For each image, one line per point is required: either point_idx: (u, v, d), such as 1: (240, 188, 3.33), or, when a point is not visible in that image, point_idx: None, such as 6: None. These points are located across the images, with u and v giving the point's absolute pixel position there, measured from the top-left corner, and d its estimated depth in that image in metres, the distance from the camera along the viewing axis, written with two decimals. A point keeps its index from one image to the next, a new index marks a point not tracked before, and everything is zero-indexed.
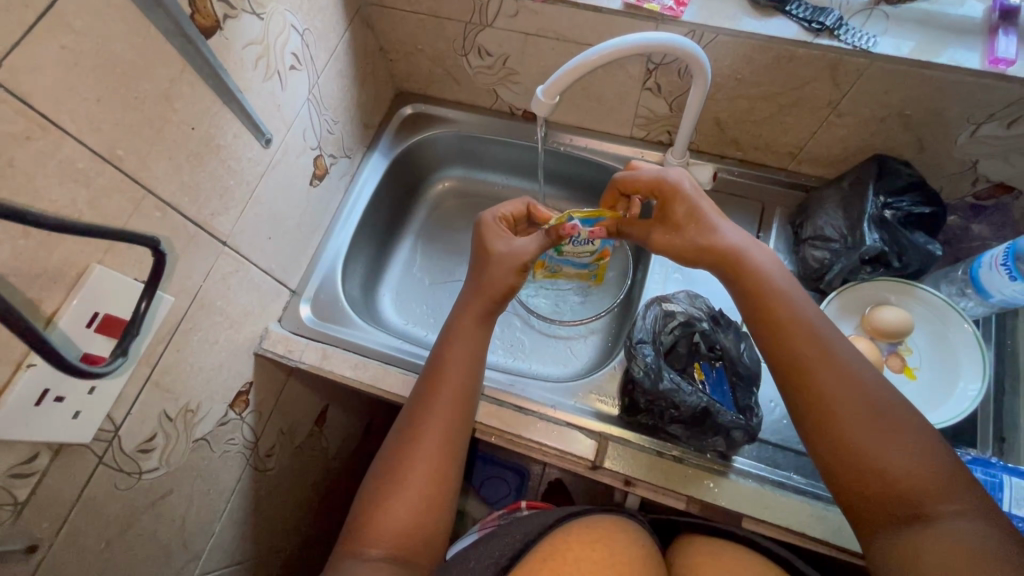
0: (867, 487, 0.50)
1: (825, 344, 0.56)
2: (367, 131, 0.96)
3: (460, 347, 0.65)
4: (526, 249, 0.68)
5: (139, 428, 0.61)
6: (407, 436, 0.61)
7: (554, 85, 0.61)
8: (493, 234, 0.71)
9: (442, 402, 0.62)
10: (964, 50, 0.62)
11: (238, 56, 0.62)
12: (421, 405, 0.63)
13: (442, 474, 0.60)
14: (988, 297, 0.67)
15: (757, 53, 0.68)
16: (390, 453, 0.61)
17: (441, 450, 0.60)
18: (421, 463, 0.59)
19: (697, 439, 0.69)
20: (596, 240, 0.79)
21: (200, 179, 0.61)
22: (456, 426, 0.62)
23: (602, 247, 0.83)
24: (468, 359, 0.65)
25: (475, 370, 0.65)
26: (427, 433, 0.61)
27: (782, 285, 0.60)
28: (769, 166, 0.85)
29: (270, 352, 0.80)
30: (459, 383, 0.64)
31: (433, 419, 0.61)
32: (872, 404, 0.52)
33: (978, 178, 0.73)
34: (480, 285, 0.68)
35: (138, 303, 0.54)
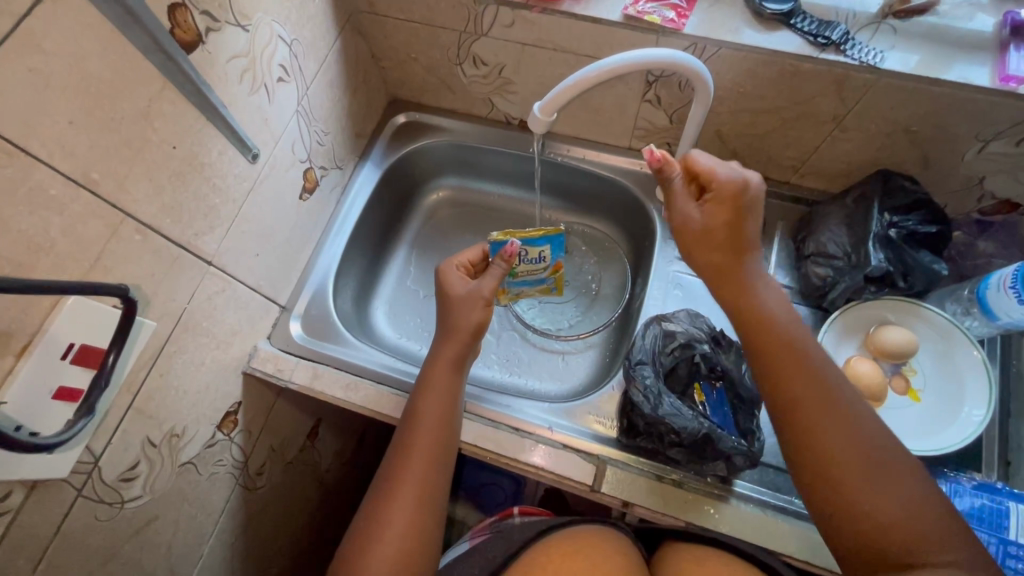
0: (870, 541, 0.47)
1: (827, 392, 0.53)
2: (359, 140, 0.93)
3: (438, 386, 0.64)
4: (486, 286, 0.68)
5: (120, 457, 0.59)
6: (388, 478, 0.60)
7: (551, 102, 0.59)
8: (449, 279, 0.69)
9: (416, 453, 0.61)
10: (973, 66, 0.60)
11: (222, 70, 0.59)
12: (397, 458, 0.61)
13: (424, 516, 0.58)
14: (994, 319, 0.66)
15: (761, 67, 0.66)
16: (373, 497, 0.60)
17: (423, 492, 0.59)
18: (403, 506, 0.57)
19: (697, 464, 0.67)
20: (547, 255, 0.76)
21: (183, 199, 0.58)
22: (436, 467, 0.61)
23: (556, 262, 0.79)
24: (443, 409, 0.63)
25: (451, 418, 0.64)
26: (408, 475, 0.59)
27: (789, 337, 0.56)
28: (771, 179, 0.84)
29: (258, 371, 0.77)
30: (438, 423, 0.63)
31: (408, 471, 0.60)
32: (874, 472, 0.49)
33: (984, 195, 0.72)
34: (448, 328, 0.67)
35: (105, 358, 0.51)
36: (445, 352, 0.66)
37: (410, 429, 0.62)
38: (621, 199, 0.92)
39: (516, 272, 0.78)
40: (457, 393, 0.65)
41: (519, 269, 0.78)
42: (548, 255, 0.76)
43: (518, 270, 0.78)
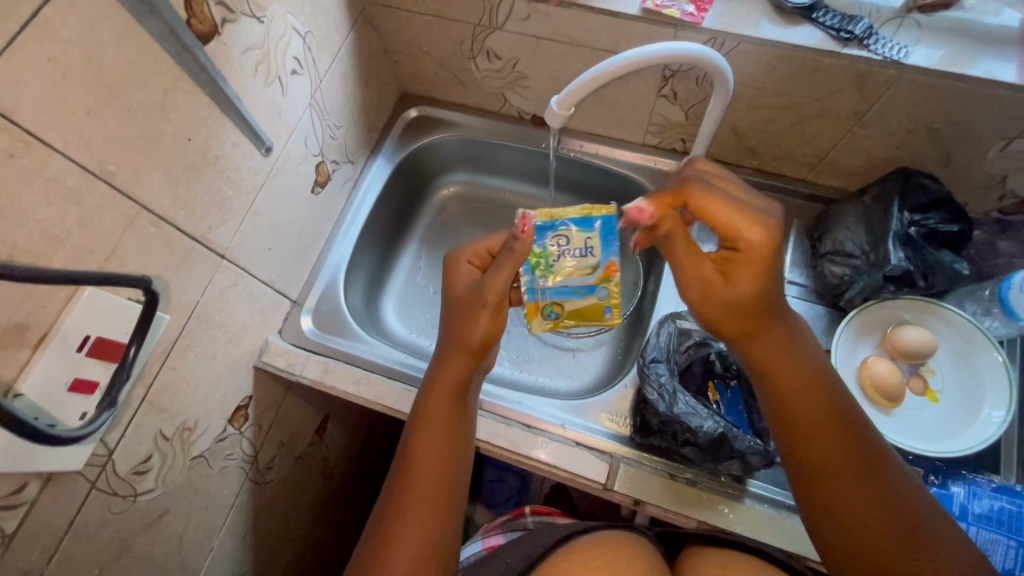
0: None
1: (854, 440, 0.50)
2: (370, 134, 0.93)
3: (439, 416, 0.58)
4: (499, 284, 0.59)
5: (133, 451, 0.59)
6: (385, 530, 0.53)
7: (569, 96, 0.58)
8: (457, 279, 0.64)
9: (416, 499, 0.54)
10: (1000, 62, 0.59)
11: (237, 62, 0.59)
12: (394, 507, 0.54)
13: (428, 575, 0.51)
14: (1017, 320, 0.64)
15: (781, 62, 0.65)
16: (365, 552, 0.52)
17: (426, 545, 0.52)
18: (403, 564, 0.50)
19: (710, 464, 0.66)
20: (596, 246, 0.62)
21: (197, 192, 0.58)
22: (441, 513, 0.54)
23: (608, 262, 0.64)
24: (443, 445, 0.57)
25: (453, 455, 0.57)
26: (408, 526, 0.52)
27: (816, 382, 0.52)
28: (787, 177, 0.83)
29: (270, 366, 0.77)
30: (441, 461, 0.56)
31: (408, 524, 0.52)
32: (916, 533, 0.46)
33: (1006, 194, 0.71)
34: (453, 337, 0.60)
35: (127, 350, 0.52)
36: (448, 377, 0.59)
37: (408, 469, 0.56)
38: (635, 196, 0.91)
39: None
40: (458, 424, 0.59)
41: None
42: (597, 246, 0.62)
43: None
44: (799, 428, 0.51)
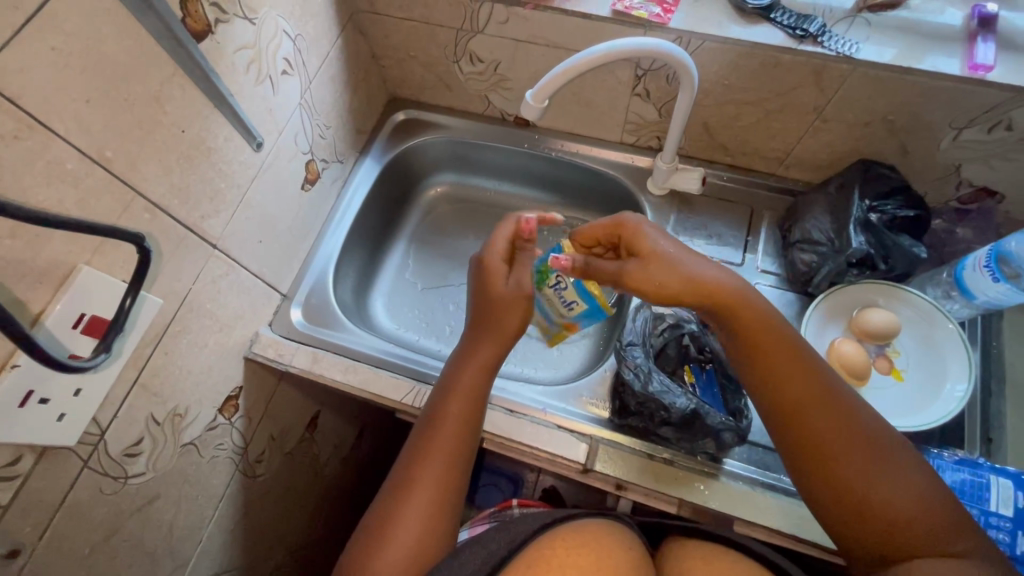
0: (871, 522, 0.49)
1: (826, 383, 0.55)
2: (359, 136, 0.96)
3: (467, 382, 0.66)
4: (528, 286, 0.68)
5: (125, 432, 0.61)
6: (407, 477, 0.61)
7: (543, 89, 0.62)
8: (490, 273, 0.69)
9: (436, 452, 0.62)
10: (944, 56, 0.64)
11: (230, 59, 0.62)
12: (416, 456, 0.62)
13: (441, 510, 0.60)
14: (972, 299, 0.68)
15: (743, 59, 0.69)
16: (394, 479, 0.62)
17: (441, 489, 0.60)
18: (421, 500, 0.59)
19: (687, 442, 0.69)
20: (575, 302, 0.74)
21: (190, 181, 0.61)
22: (457, 464, 0.62)
23: (569, 322, 0.78)
24: (464, 413, 0.65)
25: (472, 424, 0.65)
26: (428, 470, 0.61)
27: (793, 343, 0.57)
28: (758, 172, 0.87)
29: (260, 356, 0.79)
30: (462, 420, 0.64)
31: (426, 473, 0.61)
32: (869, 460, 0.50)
33: (962, 183, 0.74)
34: (493, 325, 0.68)
35: (122, 302, 0.53)
36: (481, 351, 0.68)
37: (434, 423, 0.64)
38: (614, 193, 0.95)
39: (543, 288, 0.75)
40: (481, 394, 0.67)
41: (545, 295, 0.77)
42: (576, 310, 0.75)
43: (546, 292, 0.77)
44: (814, 450, 0.52)
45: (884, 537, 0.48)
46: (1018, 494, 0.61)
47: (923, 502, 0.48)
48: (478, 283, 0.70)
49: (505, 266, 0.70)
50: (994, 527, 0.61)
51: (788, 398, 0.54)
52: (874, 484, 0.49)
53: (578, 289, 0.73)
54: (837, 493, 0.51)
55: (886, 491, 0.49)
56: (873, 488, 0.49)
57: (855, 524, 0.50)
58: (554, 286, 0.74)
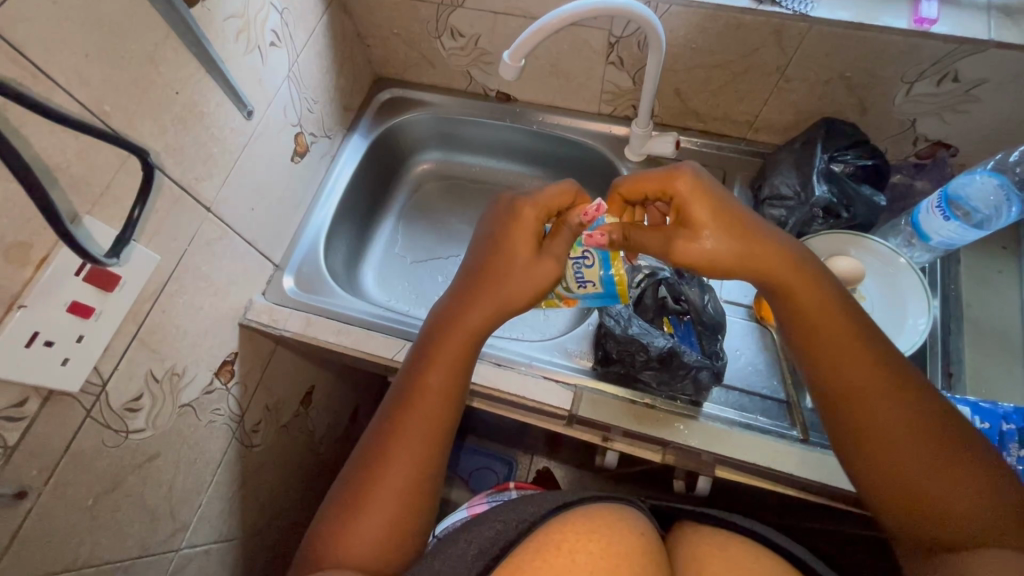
0: (924, 508, 0.49)
1: (875, 361, 0.55)
2: (346, 114, 0.99)
3: (445, 355, 0.62)
4: (550, 264, 0.61)
5: (125, 386, 0.63)
6: (380, 448, 0.59)
7: (519, 49, 0.66)
8: (517, 233, 0.62)
9: (411, 427, 0.60)
10: (892, 12, 0.68)
11: (219, 26, 0.65)
12: (391, 430, 0.60)
13: (412, 493, 0.58)
14: (928, 241, 0.72)
15: (708, 22, 0.73)
16: (369, 449, 0.60)
17: (416, 469, 0.59)
18: (392, 486, 0.57)
19: (667, 384, 0.73)
20: (589, 280, 0.64)
21: (185, 143, 0.64)
22: (431, 446, 0.60)
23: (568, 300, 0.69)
24: (442, 390, 0.61)
25: (451, 399, 0.62)
26: (400, 455, 0.58)
27: (841, 320, 0.57)
28: (730, 137, 0.91)
29: (254, 322, 0.82)
30: (438, 399, 0.61)
31: (400, 445, 0.59)
32: (924, 442, 0.51)
33: (919, 138, 0.80)
34: (493, 297, 0.61)
35: (132, 210, 0.56)
36: (469, 321, 0.62)
37: (407, 401, 0.61)
38: (594, 163, 0.98)
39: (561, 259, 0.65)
40: (463, 368, 0.63)
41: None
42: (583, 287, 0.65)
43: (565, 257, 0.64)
44: (866, 429, 0.53)
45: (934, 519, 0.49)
46: (975, 419, 0.65)
47: (967, 480, 0.48)
48: (501, 249, 0.63)
49: (533, 241, 0.62)
50: None
51: (847, 385, 0.55)
52: (933, 477, 0.49)
53: (605, 272, 0.63)
54: (885, 481, 0.52)
55: (936, 474, 0.49)
56: (916, 473, 0.50)
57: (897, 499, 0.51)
58: (577, 259, 0.63)
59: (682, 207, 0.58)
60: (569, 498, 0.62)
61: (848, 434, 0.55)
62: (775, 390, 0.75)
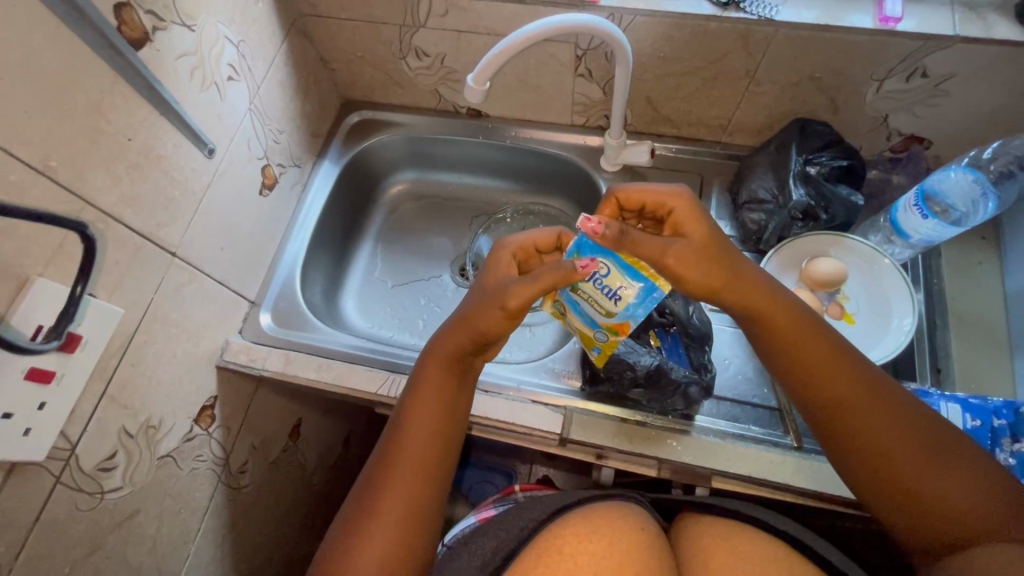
0: (929, 514, 0.50)
1: (859, 373, 0.55)
2: (314, 140, 0.97)
3: (430, 387, 0.61)
4: (509, 290, 0.57)
5: (98, 446, 0.61)
6: (374, 484, 0.58)
7: (483, 71, 0.64)
8: (495, 270, 0.62)
9: (403, 459, 0.59)
10: (857, 11, 0.68)
11: (171, 66, 0.63)
12: (382, 465, 0.59)
13: (409, 523, 0.57)
14: (907, 239, 0.71)
15: (674, 31, 0.72)
16: (364, 486, 0.59)
17: (410, 501, 0.57)
18: (385, 523, 0.56)
19: (658, 401, 0.72)
20: (625, 292, 0.55)
21: (143, 190, 0.61)
22: (425, 472, 0.59)
23: (622, 324, 0.57)
24: (429, 418, 0.60)
25: (438, 428, 0.61)
26: (396, 490, 0.57)
27: (816, 330, 0.57)
28: (705, 140, 0.90)
29: (232, 363, 0.79)
30: (426, 427, 0.60)
31: (391, 479, 0.58)
32: (914, 450, 0.51)
33: (892, 133, 0.79)
34: (464, 323, 0.60)
35: (74, 288, 0.53)
36: (441, 348, 0.62)
37: (397, 434, 0.60)
38: (571, 174, 0.97)
39: (579, 293, 0.58)
40: (449, 397, 0.62)
41: (581, 291, 0.57)
42: (624, 301, 0.55)
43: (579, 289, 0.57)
44: (862, 442, 0.53)
45: (937, 524, 0.50)
46: (966, 416, 0.64)
47: (964, 480, 0.49)
48: (478, 285, 0.63)
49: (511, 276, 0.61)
50: None
51: (832, 397, 0.55)
52: (936, 484, 0.50)
53: (624, 269, 0.54)
54: (891, 490, 0.52)
55: (934, 478, 0.50)
56: (916, 480, 0.51)
57: (903, 509, 0.51)
58: (590, 274, 0.55)
59: (679, 224, 0.57)
60: (571, 497, 0.63)
61: (850, 447, 0.54)
62: (766, 398, 0.74)
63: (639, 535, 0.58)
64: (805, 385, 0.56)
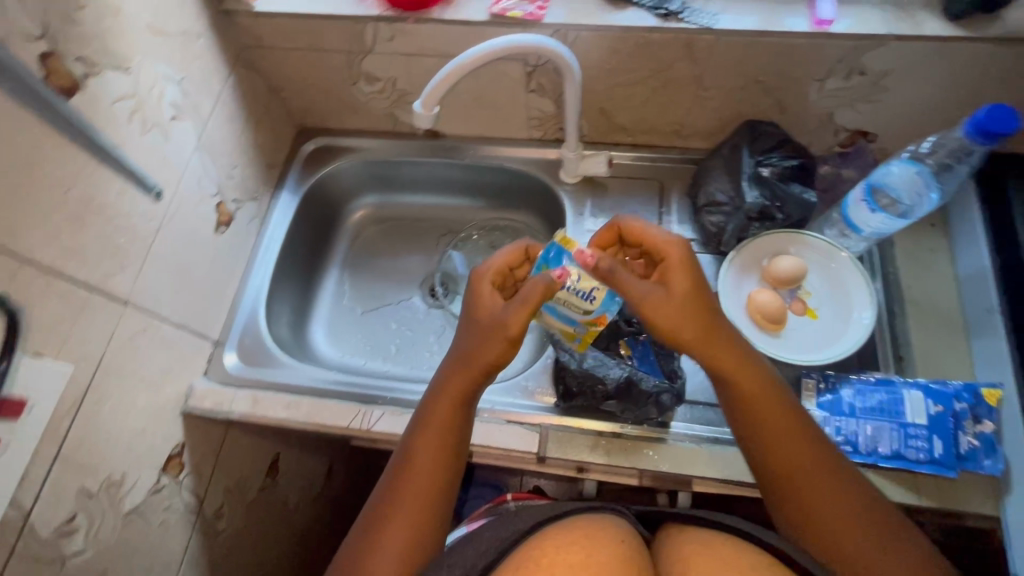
0: None
1: (812, 444, 0.56)
2: (270, 171, 0.95)
3: (435, 428, 0.59)
4: (505, 319, 0.57)
5: (54, 511, 0.58)
6: (372, 530, 0.57)
7: (430, 97, 0.64)
8: (481, 296, 0.60)
9: (406, 503, 0.57)
10: (793, 15, 0.69)
11: (108, 112, 0.61)
12: (383, 511, 0.57)
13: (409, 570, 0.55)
14: (859, 233, 0.72)
15: (619, 43, 0.73)
16: (364, 529, 0.58)
17: (409, 550, 0.55)
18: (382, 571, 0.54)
19: (632, 412, 0.72)
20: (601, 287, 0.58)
21: (85, 242, 0.59)
22: (427, 517, 0.57)
23: (601, 313, 0.61)
24: (435, 461, 0.59)
25: (444, 469, 0.59)
26: (395, 536, 0.56)
27: (775, 401, 0.58)
28: (661, 146, 0.91)
29: (197, 408, 0.77)
30: (430, 471, 0.58)
31: (392, 527, 0.56)
32: (858, 528, 0.52)
33: (839, 129, 0.81)
34: (467, 359, 0.59)
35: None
36: (448, 387, 0.60)
37: (398, 478, 0.59)
38: (533, 188, 0.97)
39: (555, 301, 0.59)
40: (455, 438, 0.60)
41: (557, 296, 0.59)
42: (601, 294, 0.59)
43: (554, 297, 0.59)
44: (814, 517, 0.54)
45: None
46: (929, 402, 0.66)
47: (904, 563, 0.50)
48: (470, 315, 0.61)
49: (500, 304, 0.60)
50: (913, 437, 0.65)
51: (787, 466, 0.55)
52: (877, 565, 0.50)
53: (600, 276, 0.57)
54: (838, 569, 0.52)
55: (878, 558, 0.51)
56: (861, 560, 0.51)
57: None
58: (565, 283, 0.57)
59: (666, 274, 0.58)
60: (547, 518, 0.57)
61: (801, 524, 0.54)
62: None
63: (623, 548, 0.52)
64: (762, 443, 0.57)
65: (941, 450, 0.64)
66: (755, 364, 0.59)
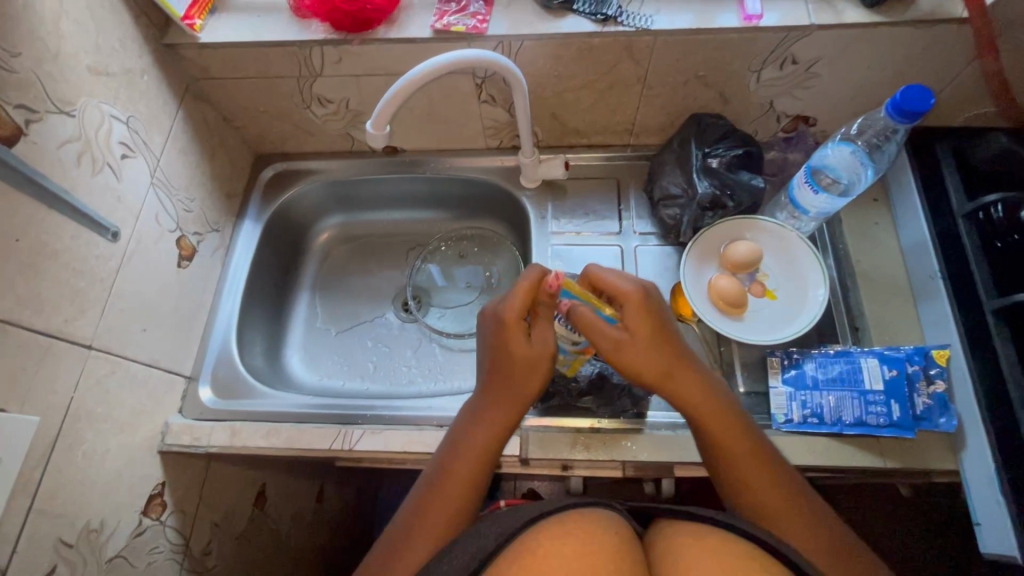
0: None
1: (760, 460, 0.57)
2: (231, 201, 0.95)
3: (474, 448, 0.61)
4: (545, 344, 0.63)
5: (32, 565, 0.57)
6: (399, 545, 0.55)
7: (380, 117, 0.65)
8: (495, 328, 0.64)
9: (437, 519, 0.56)
10: (723, 12, 0.72)
11: (54, 157, 0.61)
12: (411, 527, 0.56)
13: None
14: (806, 213, 0.76)
15: (562, 50, 0.75)
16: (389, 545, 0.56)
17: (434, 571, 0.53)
18: None
19: (608, 405, 0.76)
20: None
21: (41, 290, 0.59)
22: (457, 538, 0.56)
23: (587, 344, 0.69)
24: (471, 480, 0.59)
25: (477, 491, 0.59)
26: (421, 551, 0.54)
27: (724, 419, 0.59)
28: (615, 145, 0.94)
29: (175, 446, 0.76)
30: (465, 488, 0.58)
31: (419, 541, 0.54)
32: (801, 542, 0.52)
33: (780, 116, 0.85)
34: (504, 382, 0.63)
35: None
36: (490, 410, 0.63)
37: (431, 492, 0.58)
38: (495, 196, 0.99)
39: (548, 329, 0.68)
40: (493, 461, 0.61)
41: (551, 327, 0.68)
42: None
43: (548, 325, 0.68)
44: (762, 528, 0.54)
45: None
46: (884, 368, 0.69)
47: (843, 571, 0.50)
48: (496, 344, 0.64)
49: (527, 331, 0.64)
50: (872, 403, 0.68)
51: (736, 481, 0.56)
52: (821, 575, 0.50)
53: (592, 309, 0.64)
54: None
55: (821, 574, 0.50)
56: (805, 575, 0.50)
57: None
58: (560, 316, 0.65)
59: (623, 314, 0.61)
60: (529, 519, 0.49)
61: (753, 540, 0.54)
62: None
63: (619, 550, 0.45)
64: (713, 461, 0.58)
65: (899, 413, 0.67)
66: (705, 385, 0.61)
